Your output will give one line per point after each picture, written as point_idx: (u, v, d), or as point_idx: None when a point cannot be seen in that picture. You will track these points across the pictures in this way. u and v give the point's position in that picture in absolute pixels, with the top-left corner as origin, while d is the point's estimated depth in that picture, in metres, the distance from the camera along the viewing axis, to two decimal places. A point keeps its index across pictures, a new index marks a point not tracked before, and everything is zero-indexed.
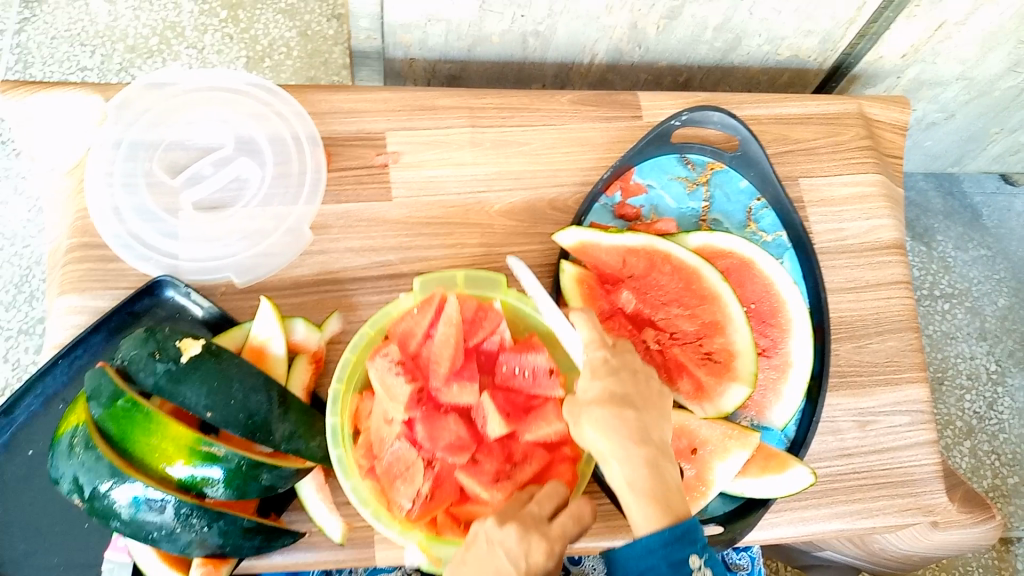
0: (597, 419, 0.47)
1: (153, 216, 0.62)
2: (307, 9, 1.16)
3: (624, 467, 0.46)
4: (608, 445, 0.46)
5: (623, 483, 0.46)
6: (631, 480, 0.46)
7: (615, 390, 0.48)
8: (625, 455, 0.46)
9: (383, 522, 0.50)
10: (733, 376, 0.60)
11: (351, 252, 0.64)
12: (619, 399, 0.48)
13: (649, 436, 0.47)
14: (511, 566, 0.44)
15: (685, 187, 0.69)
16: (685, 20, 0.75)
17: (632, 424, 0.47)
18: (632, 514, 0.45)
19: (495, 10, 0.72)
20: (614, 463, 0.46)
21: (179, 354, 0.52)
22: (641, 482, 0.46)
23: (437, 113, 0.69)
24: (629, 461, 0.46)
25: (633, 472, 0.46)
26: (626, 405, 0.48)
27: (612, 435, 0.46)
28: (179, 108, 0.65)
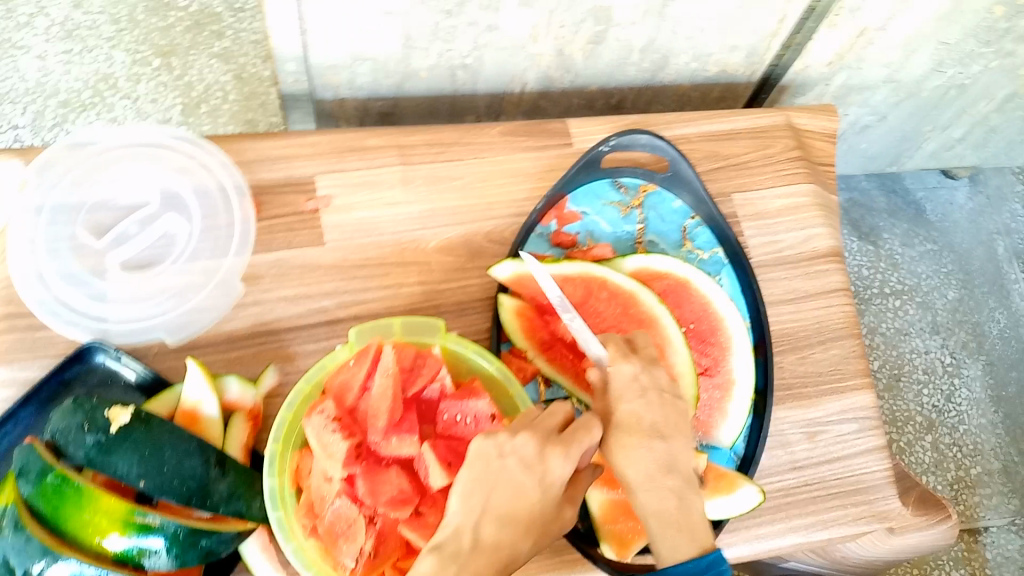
0: (625, 444, 0.49)
1: (79, 280, 0.61)
2: (242, 52, 1.16)
3: (651, 497, 0.48)
4: (635, 474, 0.49)
5: (649, 509, 0.48)
6: (659, 511, 0.48)
7: (645, 413, 0.50)
8: (653, 486, 0.49)
9: None
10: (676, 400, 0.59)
11: (284, 301, 0.63)
12: (646, 425, 0.50)
13: (677, 464, 0.49)
14: (527, 477, 0.45)
15: (619, 211, 0.69)
16: (610, 44, 0.76)
17: (661, 454, 0.49)
18: (658, 540, 0.48)
19: (420, 47, 0.72)
20: (638, 492, 0.49)
21: (109, 424, 0.51)
22: (669, 512, 0.48)
23: (366, 153, 0.68)
24: (655, 492, 0.48)
25: (660, 502, 0.48)
26: (655, 434, 0.49)
27: (639, 460, 0.49)
28: (101, 168, 0.64)
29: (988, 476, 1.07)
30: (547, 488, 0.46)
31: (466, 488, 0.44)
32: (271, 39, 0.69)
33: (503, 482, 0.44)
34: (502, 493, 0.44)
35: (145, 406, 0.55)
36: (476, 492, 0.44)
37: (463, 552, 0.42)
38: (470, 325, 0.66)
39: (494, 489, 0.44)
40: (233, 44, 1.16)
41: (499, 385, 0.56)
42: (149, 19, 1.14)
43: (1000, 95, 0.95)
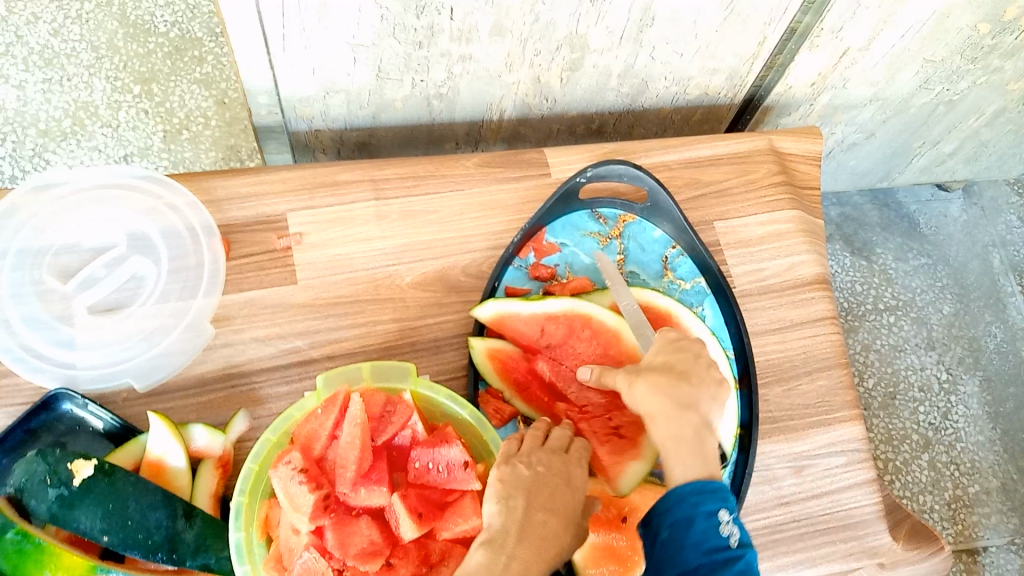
0: (655, 387, 0.52)
1: (46, 326, 0.60)
2: (223, 77, 1.15)
3: (672, 425, 0.51)
4: (664, 412, 0.51)
5: (669, 441, 0.51)
6: (677, 438, 0.51)
7: (675, 362, 0.54)
8: (681, 424, 0.51)
9: None
10: (639, 455, 0.58)
11: (256, 341, 0.62)
12: (675, 372, 0.53)
13: (701, 405, 0.52)
14: (559, 481, 0.49)
15: (599, 242, 0.68)
16: (587, 70, 0.74)
17: (686, 394, 0.52)
18: (676, 466, 0.50)
19: (393, 78, 0.71)
20: (664, 422, 0.51)
21: (71, 477, 0.49)
22: (689, 441, 0.51)
23: (339, 188, 0.67)
24: (682, 422, 0.51)
25: (682, 432, 0.51)
26: (684, 379, 0.53)
27: (672, 401, 0.51)
28: (67, 210, 0.62)
29: (987, 495, 1.05)
30: (573, 493, 0.50)
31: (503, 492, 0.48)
32: (240, 72, 0.68)
33: (536, 483, 0.48)
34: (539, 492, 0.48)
35: (107, 458, 0.54)
36: (516, 495, 0.47)
37: (510, 542, 0.45)
38: (447, 361, 0.64)
39: (529, 487, 0.48)
40: (214, 68, 1.15)
41: (472, 430, 0.55)
42: (129, 46, 1.13)
43: (989, 110, 0.94)
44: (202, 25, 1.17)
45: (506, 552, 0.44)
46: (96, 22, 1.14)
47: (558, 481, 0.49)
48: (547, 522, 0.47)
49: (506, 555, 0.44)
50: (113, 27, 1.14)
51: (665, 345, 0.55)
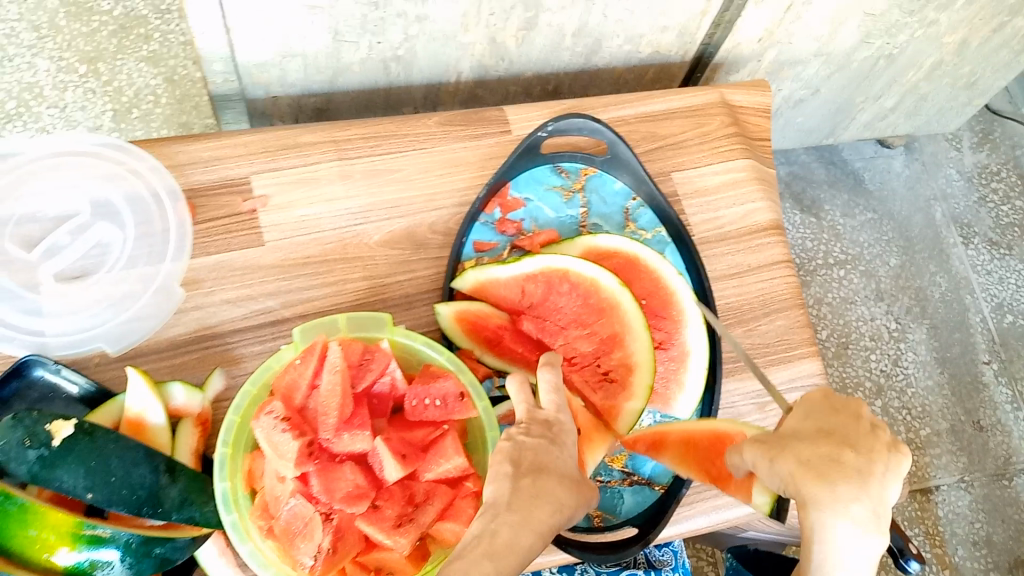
0: (808, 463, 0.44)
1: (12, 295, 0.59)
2: (171, 54, 1.13)
3: (826, 516, 0.43)
4: (815, 496, 0.43)
5: (829, 538, 0.43)
6: (829, 537, 0.43)
7: (824, 430, 0.46)
8: (858, 514, 0.43)
9: None
10: (631, 395, 0.59)
11: (226, 303, 0.62)
12: (825, 449, 0.45)
13: (874, 478, 0.44)
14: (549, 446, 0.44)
15: (562, 197, 0.69)
16: (542, 29, 0.76)
17: (825, 492, 0.43)
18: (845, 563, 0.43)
19: (350, 40, 0.72)
20: (817, 510, 0.44)
21: (51, 438, 0.48)
22: (843, 538, 0.43)
23: (302, 150, 0.68)
24: (839, 513, 0.43)
25: (838, 527, 0.43)
26: (844, 448, 0.44)
27: (826, 486, 0.43)
28: (25, 179, 0.62)
29: (938, 437, 1.10)
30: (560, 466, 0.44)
31: (508, 457, 0.43)
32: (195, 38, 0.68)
33: (545, 451, 0.44)
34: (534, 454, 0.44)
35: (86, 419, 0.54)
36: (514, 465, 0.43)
37: (499, 511, 0.40)
38: (419, 317, 0.65)
39: (542, 462, 0.43)
40: (162, 46, 1.13)
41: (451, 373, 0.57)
42: (72, 25, 1.11)
43: (927, 63, 0.97)
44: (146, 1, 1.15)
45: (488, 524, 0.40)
46: (35, 2, 1.11)
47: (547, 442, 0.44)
48: (565, 500, 0.42)
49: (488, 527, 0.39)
50: (54, 7, 1.11)
51: (819, 407, 0.47)
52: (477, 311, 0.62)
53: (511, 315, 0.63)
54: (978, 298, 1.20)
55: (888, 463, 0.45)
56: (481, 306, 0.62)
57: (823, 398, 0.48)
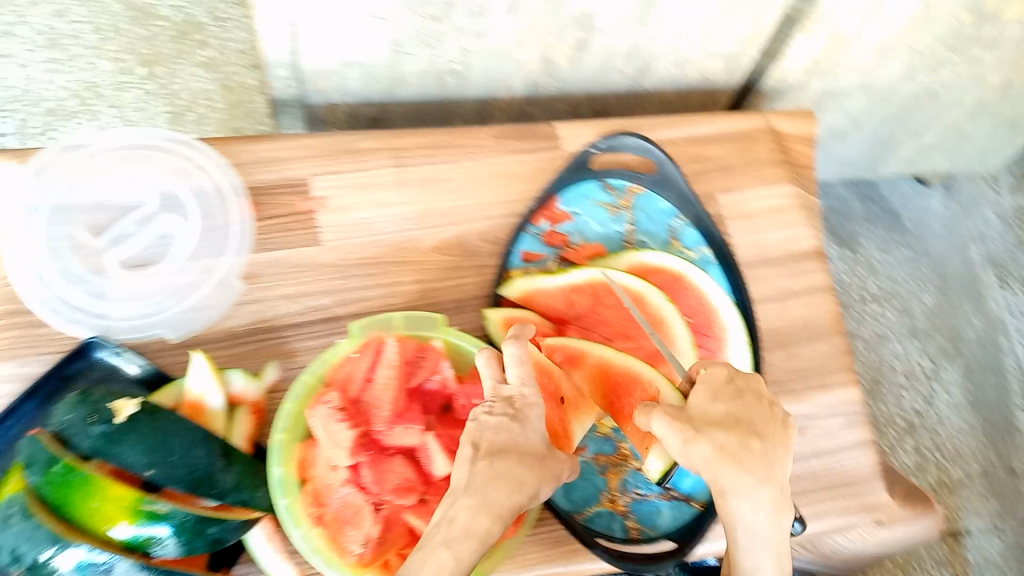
0: (724, 447, 0.47)
1: (80, 278, 0.62)
2: (229, 61, 1.16)
3: (742, 496, 0.46)
4: (731, 481, 0.46)
5: (741, 517, 0.47)
6: (745, 521, 0.47)
7: (739, 415, 0.48)
8: (748, 483, 0.46)
9: (335, 568, 0.51)
10: None
11: (283, 299, 0.64)
12: (733, 428, 0.48)
13: (778, 465, 0.47)
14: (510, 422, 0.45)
15: (609, 212, 0.70)
16: (595, 51, 0.78)
17: (728, 468, 0.46)
18: (745, 536, 0.47)
19: (410, 52, 0.74)
20: (730, 495, 0.47)
21: (114, 416, 0.52)
22: (759, 510, 0.46)
23: (360, 155, 0.70)
24: (749, 486, 0.46)
25: (752, 501, 0.46)
26: (751, 433, 0.48)
27: (741, 468, 0.46)
28: (95, 169, 0.65)
29: (968, 479, 1.10)
30: (519, 443, 0.45)
31: (471, 437, 0.44)
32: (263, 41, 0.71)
33: (506, 430, 0.44)
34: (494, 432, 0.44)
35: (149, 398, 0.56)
36: (477, 446, 0.44)
37: (458, 496, 0.42)
38: (467, 323, 0.67)
39: (503, 442, 0.44)
40: (219, 52, 1.16)
41: None
42: (134, 28, 1.15)
43: (970, 101, 0.98)
44: (206, 9, 1.18)
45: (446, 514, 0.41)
46: (101, 5, 1.15)
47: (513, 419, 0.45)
48: (523, 479, 0.43)
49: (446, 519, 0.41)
50: (118, 10, 1.15)
51: (723, 390, 0.49)
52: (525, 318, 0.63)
53: (557, 324, 0.64)
54: (1014, 341, 1.19)
55: (782, 439, 0.49)
56: (529, 314, 0.63)
57: (726, 378, 0.50)
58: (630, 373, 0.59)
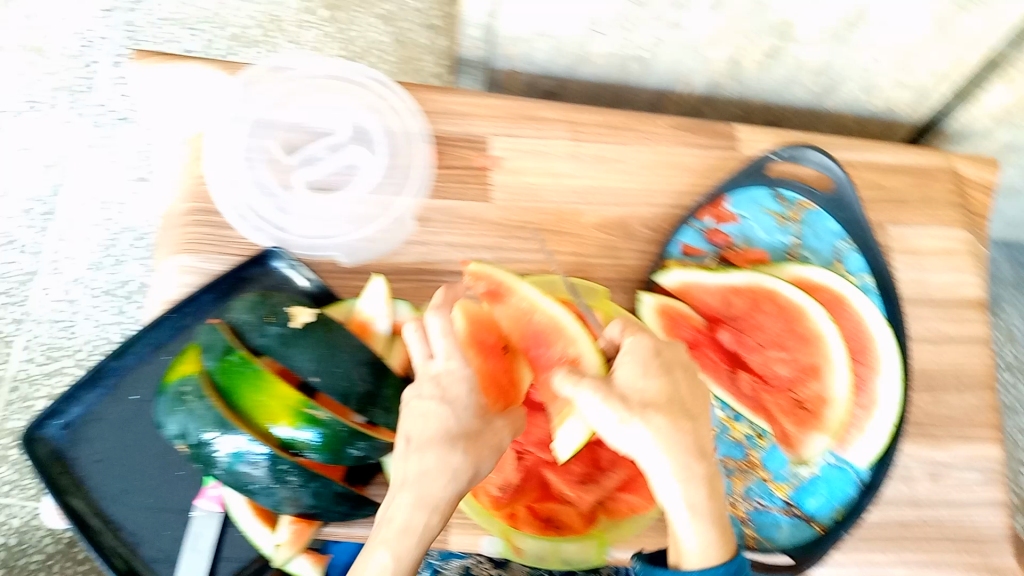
0: (653, 419, 0.43)
1: (268, 190, 0.66)
2: (405, 17, 1.19)
3: (675, 472, 0.43)
4: (668, 458, 0.43)
5: (671, 496, 0.44)
6: (692, 505, 0.44)
7: (677, 393, 0.45)
8: (687, 468, 0.43)
9: (470, 506, 0.53)
10: (820, 427, 0.59)
11: (448, 246, 0.67)
12: (674, 406, 0.44)
13: (702, 442, 0.44)
14: (433, 404, 0.46)
15: (776, 221, 0.70)
16: (785, 61, 0.77)
17: (642, 441, 0.43)
18: (679, 523, 0.44)
19: (603, 33, 0.74)
20: (666, 468, 0.43)
21: (290, 320, 0.56)
22: (693, 488, 0.43)
23: (540, 123, 0.71)
24: (677, 464, 0.43)
25: (682, 481, 0.43)
26: (677, 413, 0.44)
27: (669, 444, 0.43)
28: (295, 93, 0.69)
29: None
30: (461, 429, 0.46)
31: (406, 425, 0.46)
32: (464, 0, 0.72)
33: (437, 418, 0.45)
34: (421, 419, 0.46)
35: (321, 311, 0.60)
36: (410, 433, 0.45)
37: (398, 490, 0.44)
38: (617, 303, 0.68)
39: (433, 431, 0.45)
40: (397, 7, 1.20)
41: None
42: None
43: None
44: None
45: (387, 507, 0.44)
46: None
47: (440, 406, 0.45)
48: (461, 464, 0.45)
49: (385, 512, 0.44)
50: None
51: (641, 357, 0.45)
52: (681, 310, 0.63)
53: (709, 322, 0.65)
54: None
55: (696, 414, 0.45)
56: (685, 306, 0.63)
57: (647, 347, 0.45)
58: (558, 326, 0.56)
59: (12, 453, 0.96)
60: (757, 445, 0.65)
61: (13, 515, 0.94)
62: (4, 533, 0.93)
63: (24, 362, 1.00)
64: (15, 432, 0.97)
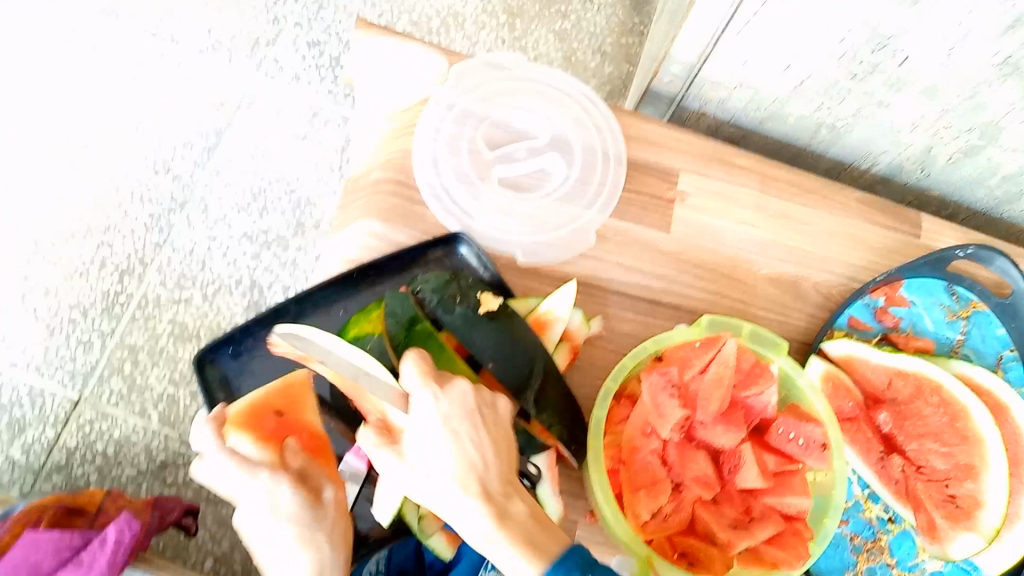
0: (422, 458, 0.47)
1: (467, 178, 0.68)
2: (579, 37, 1.22)
3: (462, 508, 0.47)
4: (455, 500, 0.47)
5: (465, 525, 0.47)
6: (489, 535, 0.47)
7: (455, 439, 0.47)
8: (478, 504, 0.47)
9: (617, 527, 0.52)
10: (971, 527, 0.60)
11: (620, 267, 0.67)
12: (460, 455, 0.47)
13: (491, 468, 0.48)
14: (278, 524, 0.49)
15: (946, 315, 0.69)
16: (978, 160, 0.76)
17: (418, 477, 0.47)
18: (486, 549, 0.47)
19: (806, 95, 0.75)
20: (455, 505, 0.47)
21: (478, 306, 0.57)
22: (478, 518, 0.46)
23: (732, 169, 0.72)
24: (465, 497, 0.47)
25: (470, 512, 0.47)
26: (471, 459, 0.47)
27: (456, 486, 0.47)
28: (505, 92, 0.71)
29: None
30: (313, 530, 0.50)
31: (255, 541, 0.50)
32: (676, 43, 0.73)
33: (290, 532, 0.49)
34: (270, 536, 0.49)
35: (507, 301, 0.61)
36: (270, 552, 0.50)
37: None
38: None
39: (289, 543, 0.49)
40: (574, 27, 1.22)
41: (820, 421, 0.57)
42: None
43: None
44: None
45: None
46: None
47: (282, 522, 0.49)
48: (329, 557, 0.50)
49: None
50: None
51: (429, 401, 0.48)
52: (845, 382, 0.63)
53: (871, 399, 0.64)
54: None
55: (490, 446, 0.49)
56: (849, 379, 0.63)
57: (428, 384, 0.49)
58: (306, 396, 0.56)
59: (126, 367, 0.96)
60: (888, 528, 0.62)
61: (115, 426, 0.94)
62: (104, 441, 0.93)
63: (156, 284, 1.00)
64: (134, 348, 0.97)
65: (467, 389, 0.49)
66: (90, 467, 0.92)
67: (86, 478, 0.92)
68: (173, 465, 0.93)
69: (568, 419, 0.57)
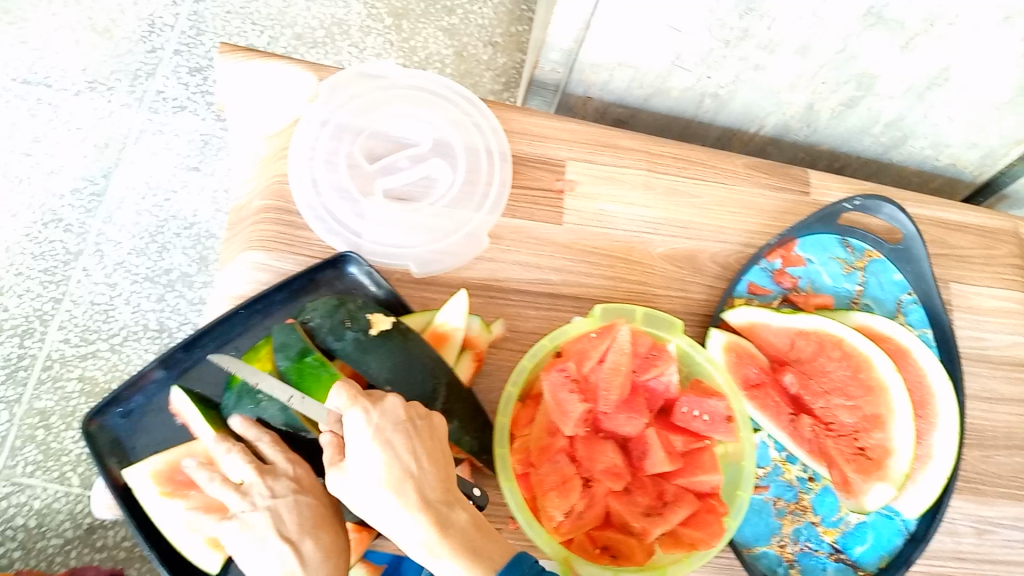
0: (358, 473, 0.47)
1: (349, 196, 0.67)
2: (468, 31, 1.21)
3: (398, 520, 0.46)
4: (391, 513, 0.46)
5: (401, 537, 0.46)
6: (429, 545, 0.46)
7: (389, 453, 0.46)
8: (414, 520, 0.46)
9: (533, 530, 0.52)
10: (882, 475, 0.61)
11: (518, 265, 0.67)
12: (396, 470, 0.46)
13: (426, 482, 0.47)
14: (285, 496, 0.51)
15: (843, 268, 0.70)
16: (860, 110, 0.78)
17: (357, 494, 0.47)
18: (424, 555, 0.46)
19: (685, 68, 0.75)
20: (389, 518, 0.46)
21: (369, 326, 0.56)
22: (414, 529, 0.46)
23: (618, 151, 0.72)
24: (399, 511, 0.46)
25: (405, 524, 0.46)
26: (407, 471, 0.47)
27: (391, 500, 0.46)
28: (381, 102, 0.69)
29: None
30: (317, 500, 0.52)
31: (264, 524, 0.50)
32: (549, 30, 0.73)
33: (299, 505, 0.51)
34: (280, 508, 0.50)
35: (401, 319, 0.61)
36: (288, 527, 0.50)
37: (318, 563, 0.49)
38: None
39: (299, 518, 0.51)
40: (461, 21, 1.21)
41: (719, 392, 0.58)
42: None
43: None
44: None
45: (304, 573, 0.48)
46: None
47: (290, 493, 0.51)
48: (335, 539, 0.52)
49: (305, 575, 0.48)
50: None
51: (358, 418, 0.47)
52: (748, 349, 0.63)
53: (775, 362, 0.65)
54: None
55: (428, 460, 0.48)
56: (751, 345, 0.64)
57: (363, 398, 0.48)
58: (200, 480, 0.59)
59: (38, 433, 0.93)
60: (809, 487, 0.64)
61: (35, 497, 0.91)
62: (24, 513, 0.90)
63: (59, 341, 0.97)
64: (45, 413, 0.94)
65: (399, 402, 0.48)
66: (12, 542, 0.88)
67: (8, 556, 0.88)
68: (101, 527, 0.90)
69: (476, 429, 0.57)
